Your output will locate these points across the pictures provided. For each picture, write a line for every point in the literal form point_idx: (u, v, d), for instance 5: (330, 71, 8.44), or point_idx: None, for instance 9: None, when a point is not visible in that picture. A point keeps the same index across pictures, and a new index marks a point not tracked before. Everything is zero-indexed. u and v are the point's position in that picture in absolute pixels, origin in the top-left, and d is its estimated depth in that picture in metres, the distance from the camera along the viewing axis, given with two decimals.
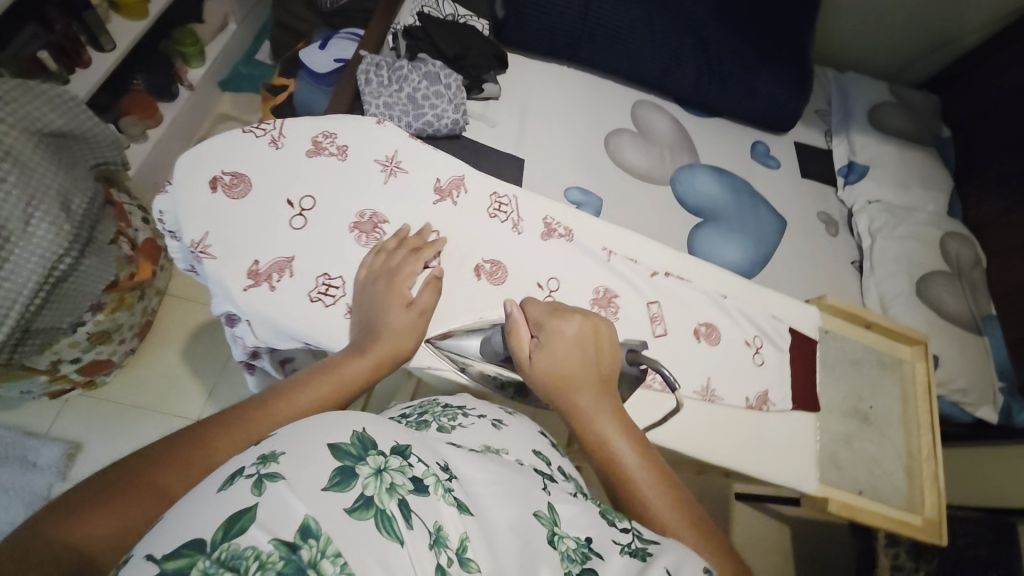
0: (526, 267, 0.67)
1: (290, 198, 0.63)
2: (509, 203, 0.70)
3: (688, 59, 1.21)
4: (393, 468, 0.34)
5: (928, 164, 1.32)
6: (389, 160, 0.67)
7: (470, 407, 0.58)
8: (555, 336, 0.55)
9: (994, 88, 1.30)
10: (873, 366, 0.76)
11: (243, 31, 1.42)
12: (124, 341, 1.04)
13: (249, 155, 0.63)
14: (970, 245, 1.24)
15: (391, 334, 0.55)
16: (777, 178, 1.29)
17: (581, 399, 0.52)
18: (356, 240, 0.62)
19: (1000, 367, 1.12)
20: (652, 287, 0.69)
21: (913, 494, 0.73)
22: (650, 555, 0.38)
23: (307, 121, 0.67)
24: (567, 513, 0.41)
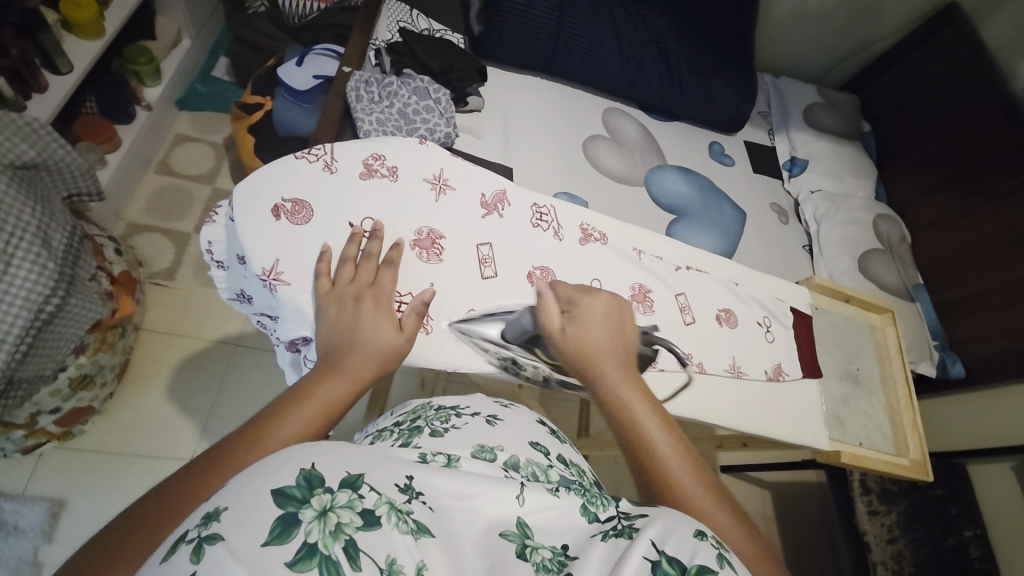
0: (572, 270, 0.71)
1: (351, 220, 0.62)
2: (549, 213, 0.74)
3: (651, 68, 1.30)
4: (340, 506, 0.34)
5: (857, 156, 1.50)
6: (436, 178, 0.68)
7: (463, 408, 0.64)
8: (588, 310, 0.60)
9: (907, 86, 1.50)
10: (854, 334, 0.87)
11: (197, 47, 1.35)
12: (105, 384, 0.98)
13: (305, 180, 0.63)
14: (896, 224, 1.42)
15: (372, 351, 0.51)
16: (734, 175, 1.42)
17: (606, 370, 0.55)
18: (419, 257, 0.64)
19: (931, 327, 1.30)
20: (678, 280, 0.76)
21: (900, 440, 0.84)
22: (637, 529, 0.39)
23: (356, 142, 0.66)
24: (540, 520, 0.43)
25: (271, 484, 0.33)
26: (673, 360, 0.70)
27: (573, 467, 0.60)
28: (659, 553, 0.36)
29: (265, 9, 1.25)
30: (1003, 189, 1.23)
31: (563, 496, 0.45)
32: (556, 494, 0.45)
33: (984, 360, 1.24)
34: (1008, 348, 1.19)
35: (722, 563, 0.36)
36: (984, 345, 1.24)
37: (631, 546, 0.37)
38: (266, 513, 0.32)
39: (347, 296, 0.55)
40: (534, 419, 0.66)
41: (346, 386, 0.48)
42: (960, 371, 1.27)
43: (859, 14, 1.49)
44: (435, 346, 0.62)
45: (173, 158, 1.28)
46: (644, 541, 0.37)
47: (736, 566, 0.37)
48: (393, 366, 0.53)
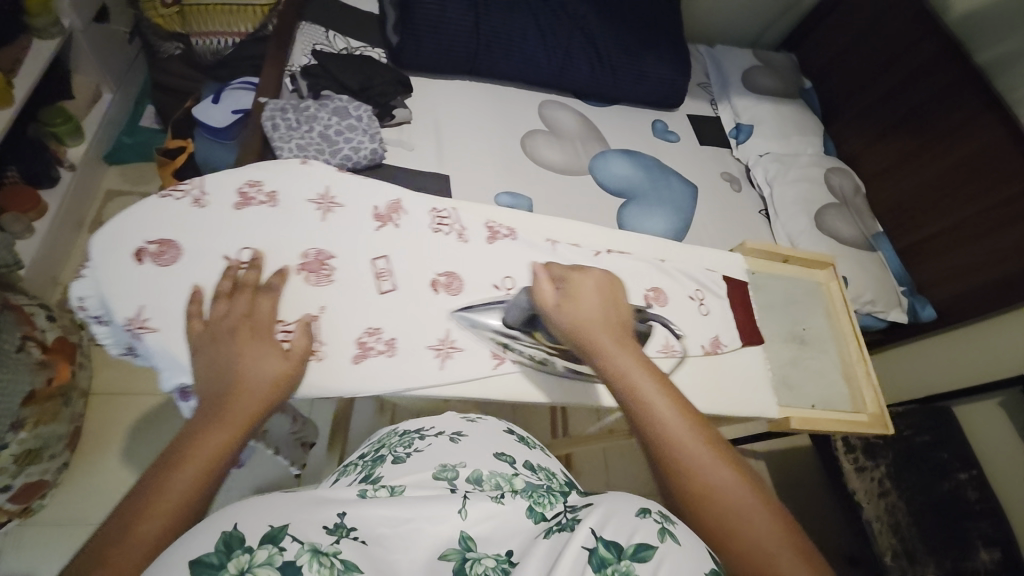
0: (477, 272, 0.70)
1: (227, 253, 0.61)
2: (449, 216, 0.72)
3: (580, 55, 1.29)
4: (258, 563, 0.34)
5: (800, 114, 1.50)
6: (322, 197, 0.67)
7: (427, 428, 0.65)
8: (581, 288, 0.60)
9: (839, 38, 1.51)
10: (800, 295, 0.86)
11: (119, 100, 1.32)
12: (56, 455, 0.92)
13: (175, 220, 0.61)
14: (848, 176, 1.41)
15: (257, 382, 0.50)
16: (680, 151, 1.41)
17: (603, 341, 0.55)
18: (306, 281, 0.63)
19: (898, 275, 1.29)
20: (598, 265, 0.74)
21: (856, 395, 0.82)
22: (578, 521, 0.40)
23: (229, 173, 0.65)
24: (484, 530, 0.42)
25: (187, 555, 0.34)
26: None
27: (543, 470, 0.60)
28: (597, 540, 0.37)
29: (180, 51, 1.21)
30: (948, 125, 1.22)
31: (507, 503, 0.45)
32: (500, 501, 0.45)
33: (954, 300, 1.23)
34: (975, 284, 1.18)
35: (662, 537, 0.37)
36: (952, 284, 1.23)
37: (571, 539, 0.38)
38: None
39: (222, 330, 0.53)
40: (501, 430, 0.67)
41: (230, 432, 0.45)
42: (930, 314, 1.25)
43: None
44: (330, 368, 0.61)
45: (107, 216, 1.25)
46: (583, 531, 0.38)
47: (680, 536, 0.38)
48: (279, 399, 0.51)
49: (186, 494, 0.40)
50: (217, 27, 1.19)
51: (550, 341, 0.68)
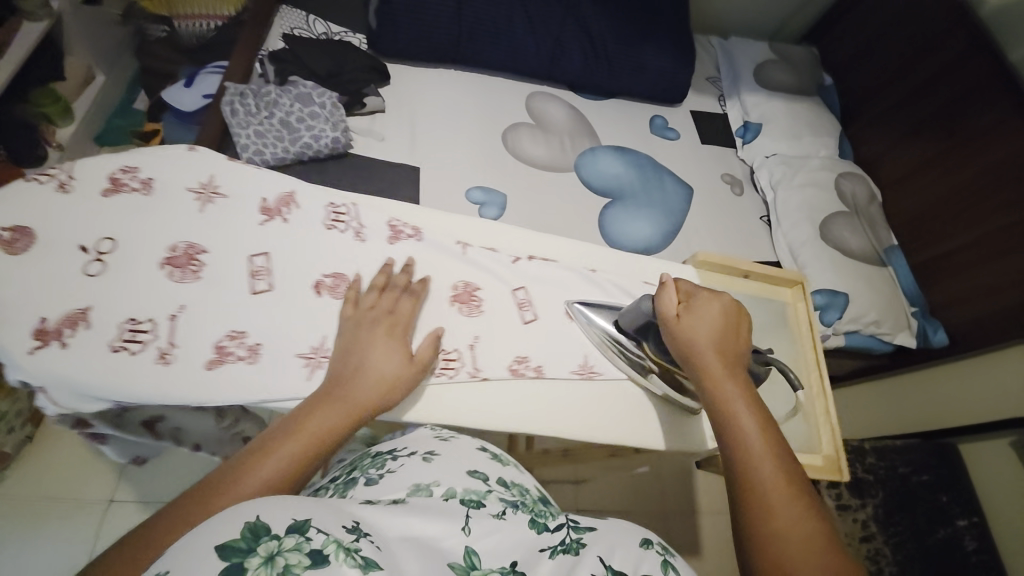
0: (372, 274, 0.64)
1: (84, 243, 0.56)
2: (347, 212, 0.67)
3: (571, 44, 1.22)
4: (288, 549, 0.31)
5: (815, 113, 1.38)
6: (204, 187, 0.63)
7: (400, 449, 0.55)
8: (705, 308, 0.59)
9: (865, 31, 1.38)
10: (758, 313, 0.75)
11: (112, 82, 1.34)
12: (13, 430, 0.96)
13: (33, 204, 0.56)
14: (863, 182, 1.29)
15: (377, 387, 0.54)
16: (679, 149, 1.31)
17: (711, 366, 0.56)
18: (169, 277, 0.57)
19: (910, 294, 1.17)
20: (515, 273, 0.70)
21: (811, 435, 0.71)
22: (584, 544, 0.41)
23: (103, 157, 0.61)
24: (488, 543, 0.40)
25: (214, 541, 0.31)
26: (500, 365, 0.64)
27: (516, 487, 0.52)
28: (606, 568, 0.39)
29: (165, 34, 1.23)
30: (976, 129, 1.10)
31: (509, 517, 0.44)
32: (502, 517, 0.44)
33: (972, 324, 1.11)
34: (996, 307, 1.06)
35: (665, 568, 0.40)
36: (969, 306, 1.11)
37: (580, 562, 0.39)
38: (207, 569, 0.30)
39: (364, 322, 0.59)
40: (473, 446, 0.57)
41: (339, 425, 0.51)
42: (942, 340, 1.13)
43: None
44: (180, 377, 0.54)
45: None
46: (591, 558, 0.39)
47: (679, 567, 0.41)
48: (395, 396, 0.55)
49: (287, 482, 0.45)
50: (199, 9, 1.18)
51: (445, 355, 0.63)
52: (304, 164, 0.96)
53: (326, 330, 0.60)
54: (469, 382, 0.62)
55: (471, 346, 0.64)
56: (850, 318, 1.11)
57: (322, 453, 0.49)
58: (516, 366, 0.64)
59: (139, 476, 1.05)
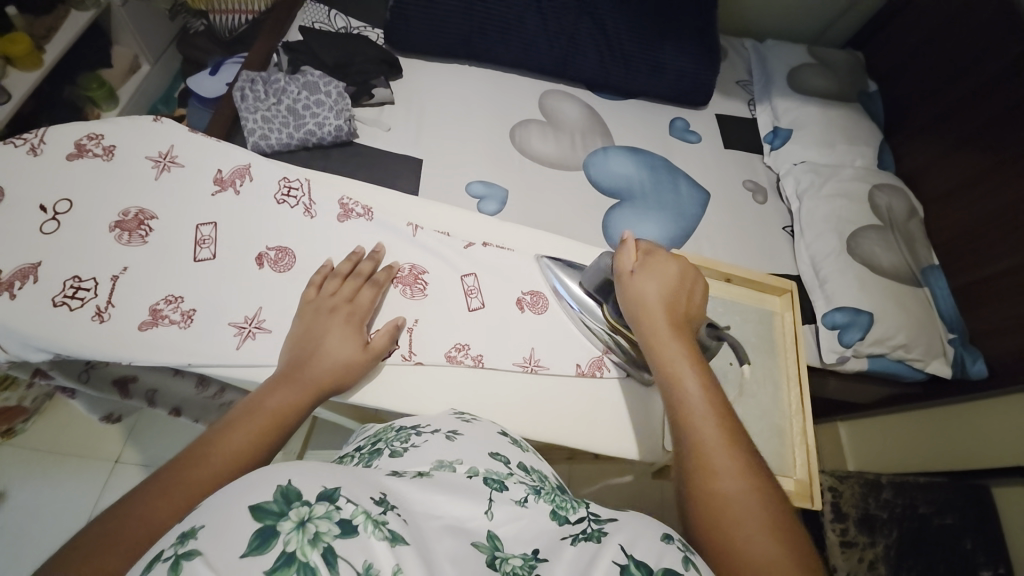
0: (315, 250, 0.64)
1: (44, 203, 0.59)
2: (300, 187, 0.67)
3: (587, 42, 1.19)
4: (318, 516, 0.32)
5: (853, 120, 1.27)
6: (163, 156, 0.65)
7: (422, 424, 0.53)
8: (660, 267, 0.59)
9: (915, 34, 1.27)
10: (732, 319, 0.70)
11: (157, 72, 1.43)
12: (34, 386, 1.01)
13: (6, 165, 0.60)
14: (901, 195, 1.18)
15: (333, 364, 0.55)
16: (699, 153, 1.24)
17: (660, 330, 0.55)
18: (118, 239, 0.59)
19: (948, 318, 1.06)
20: (466, 259, 0.68)
21: (781, 453, 0.64)
22: (605, 534, 0.39)
23: (73, 125, 0.64)
24: (511, 530, 0.39)
25: (246, 501, 0.32)
26: (437, 351, 0.62)
27: (535, 473, 0.48)
28: (627, 558, 0.36)
29: (204, 28, 1.31)
30: None
31: (531, 505, 0.42)
32: (524, 503, 0.42)
33: (1013, 357, 0.99)
34: None
35: (686, 565, 0.36)
36: (1009, 337, 1.00)
37: (600, 552, 0.37)
38: (240, 530, 0.30)
39: (324, 307, 0.58)
40: (494, 429, 0.53)
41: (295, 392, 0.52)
42: (982, 371, 1.02)
43: None
44: (110, 336, 0.55)
45: None
46: (612, 547, 0.37)
47: (700, 567, 0.37)
48: (353, 378, 0.56)
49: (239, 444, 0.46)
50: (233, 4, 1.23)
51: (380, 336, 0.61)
52: (309, 150, 0.99)
53: (264, 302, 0.60)
54: (401, 365, 0.61)
55: (409, 329, 0.63)
56: (873, 340, 1.01)
57: (288, 422, 0.50)
58: (454, 354, 0.62)
59: (141, 439, 1.11)
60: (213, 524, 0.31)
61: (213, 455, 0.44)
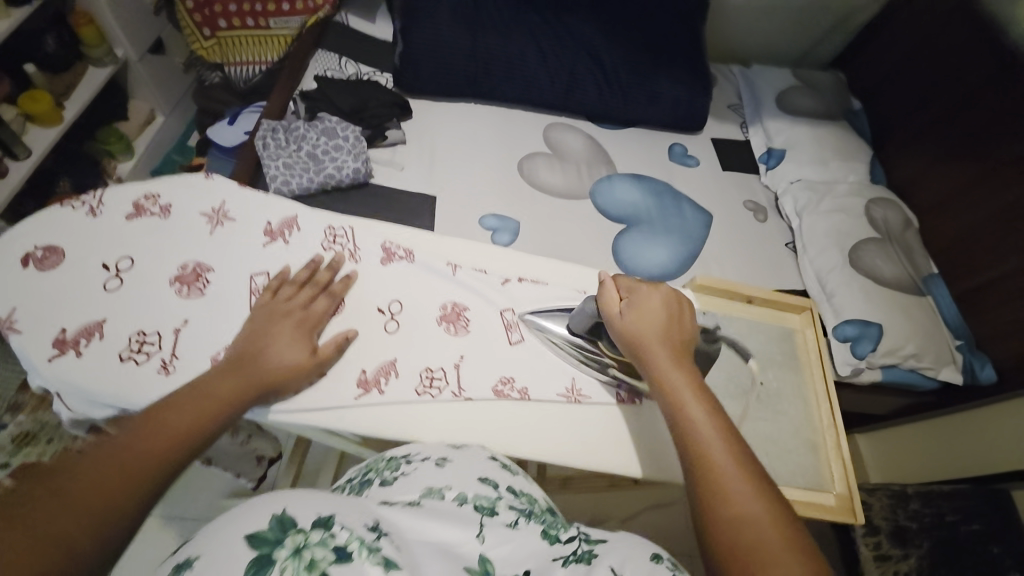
0: (360, 293, 0.66)
1: (106, 262, 0.62)
2: (345, 235, 0.70)
3: (586, 77, 1.25)
4: (313, 543, 0.36)
5: (844, 137, 1.32)
6: (215, 211, 0.68)
7: (414, 453, 0.54)
8: (646, 296, 0.61)
9: (894, 56, 1.34)
10: (760, 339, 0.72)
11: (171, 122, 1.48)
12: (56, 441, 0.95)
13: (67, 227, 0.63)
14: (896, 208, 1.22)
15: (280, 369, 0.55)
16: (699, 177, 1.29)
17: (658, 353, 0.57)
18: (177, 293, 0.61)
19: (953, 326, 1.09)
20: (504, 294, 0.70)
21: (819, 469, 0.65)
22: (596, 555, 0.43)
23: (130, 186, 0.67)
24: (501, 552, 0.42)
25: (246, 530, 0.36)
26: (484, 386, 0.63)
27: (525, 496, 0.50)
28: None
29: (219, 79, 1.37)
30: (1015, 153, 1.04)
31: (522, 527, 0.45)
32: (516, 526, 0.45)
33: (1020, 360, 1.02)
34: None
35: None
36: (1015, 341, 1.03)
37: (592, 571, 0.41)
38: (241, 557, 0.34)
39: (279, 312, 0.59)
40: (483, 455, 0.55)
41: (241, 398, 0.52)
42: (992, 376, 1.05)
43: None
44: (175, 389, 0.56)
45: None
46: (602, 568, 0.41)
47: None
48: (294, 387, 0.56)
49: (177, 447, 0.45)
50: (249, 56, 1.30)
51: (430, 373, 0.63)
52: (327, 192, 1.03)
53: None
54: (452, 401, 0.62)
55: (455, 365, 0.64)
56: (885, 352, 1.03)
57: (219, 418, 0.50)
58: (500, 388, 0.64)
59: None
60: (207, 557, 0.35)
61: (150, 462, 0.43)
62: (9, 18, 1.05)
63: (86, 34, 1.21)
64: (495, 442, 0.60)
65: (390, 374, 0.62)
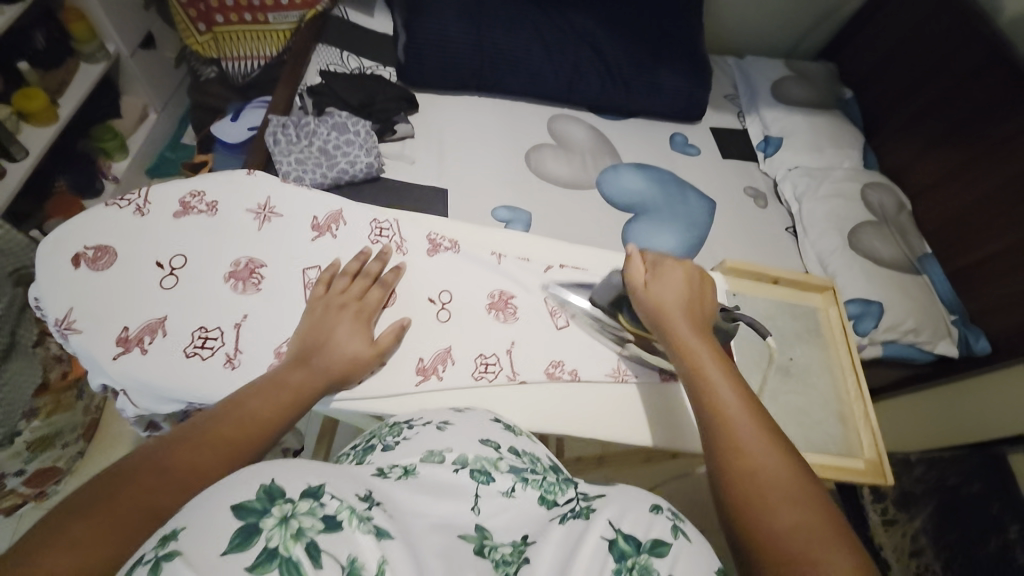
0: (412, 284, 0.67)
1: (160, 259, 0.61)
2: (390, 228, 0.70)
3: (589, 67, 1.26)
4: (301, 512, 0.34)
5: (838, 124, 1.37)
6: (262, 207, 0.67)
7: (415, 417, 0.54)
8: (670, 271, 0.62)
9: (883, 43, 1.39)
10: (787, 318, 0.76)
11: (164, 119, 1.45)
12: (69, 444, 1.01)
13: (114, 226, 0.62)
14: (889, 192, 1.27)
15: (343, 359, 0.56)
16: (700, 164, 1.30)
17: (678, 325, 0.58)
18: (233, 289, 0.61)
19: (947, 303, 1.15)
20: (546, 281, 0.71)
21: (849, 438, 0.71)
22: (594, 509, 0.43)
23: (174, 184, 0.66)
24: (500, 522, 0.43)
25: (229, 501, 0.33)
26: (537, 370, 0.65)
27: (527, 456, 0.50)
28: (615, 532, 0.40)
29: (215, 74, 1.34)
30: (1003, 134, 1.10)
31: (519, 495, 0.45)
32: (511, 494, 0.45)
33: (1011, 332, 1.08)
34: None
35: (675, 533, 0.41)
36: (1006, 313, 1.09)
37: (589, 528, 0.41)
38: (223, 527, 0.32)
39: (334, 304, 0.60)
40: (486, 417, 0.55)
41: (308, 385, 0.53)
42: (985, 348, 1.11)
43: None
44: (242, 383, 0.57)
45: None
46: (600, 522, 0.41)
47: (689, 535, 0.41)
48: (357, 375, 0.57)
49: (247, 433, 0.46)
50: (246, 51, 1.27)
51: (484, 359, 0.64)
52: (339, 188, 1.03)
53: None
54: (507, 386, 0.64)
55: (507, 351, 0.65)
56: (887, 327, 1.09)
57: (295, 412, 0.51)
58: (552, 370, 0.65)
59: None
60: (194, 525, 0.32)
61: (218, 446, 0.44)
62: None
63: (77, 29, 1.18)
64: (538, 426, 0.62)
65: (447, 362, 0.63)
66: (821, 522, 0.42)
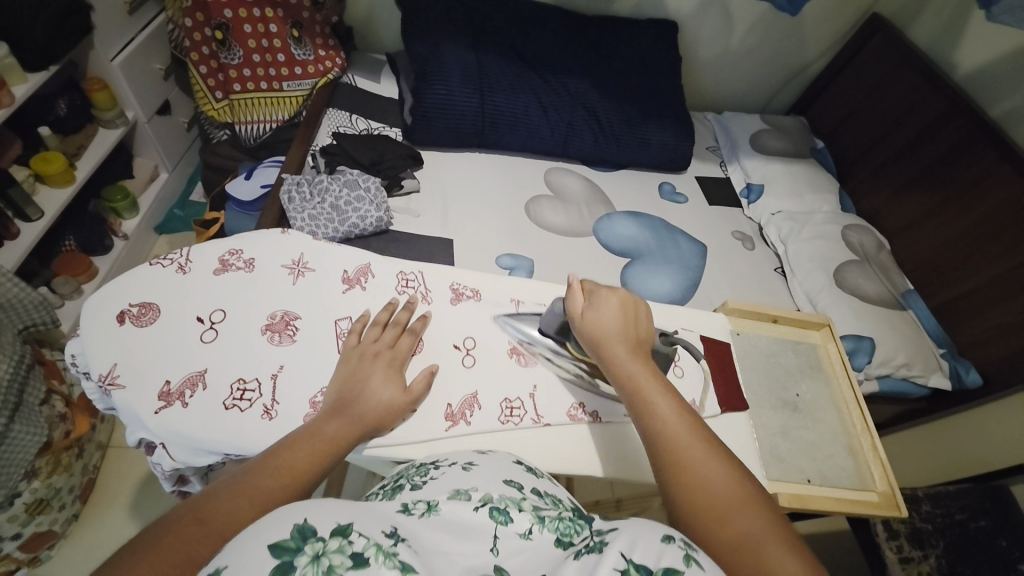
0: (437, 332, 0.69)
1: (200, 315, 0.64)
2: (416, 279, 0.73)
3: (582, 125, 1.35)
4: (331, 550, 0.33)
5: (814, 171, 1.46)
6: (296, 263, 0.70)
7: (443, 459, 0.54)
8: (605, 302, 0.62)
9: (850, 98, 1.52)
10: (789, 355, 0.80)
11: (174, 178, 1.52)
12: (65, 506, 1.02)
13: (157, 285, 0.65)
14: (869, 233, 1.35)
15: (375, 406, 0.58)
16: (690, 210, 1.38)
17: (615, 351, 0.59)
18: (270, 341, 0.64)
19: (935, 336, 1.20)
20: None
21: (862, 473, 0.73)
22: (607, 543, 0.40)
23: (211, 243, 0.69)
24: (516, 563, 0.40)
25: (268, 541, 0.33)
26: (560, 412, 0.67)
27: (551, 497, 0.49)
28: (626, 562, 0.37)
29: (226, 136, 1.41)
30: (970, 177, 1.19)
31: (536, 537, 0.43)
32: (529, 536, 0.43)
33: (999, 363, 1.13)
34: (1020, 345, 1.09)
35: (687, 562, 0.37)
36: (993, 345, 1.14)
37: (601, 560, 0.38)
38: (259, 566, 0.32)
39: (368, 352, 0.62)
40: (508, 459, 0.55)
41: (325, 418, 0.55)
42: (977, 379, 1.15)
43: (785, 43, 1.55)
44: (280, 434, 0.58)
45: None
46: (612, 553, 0.38)
47: (703, 563, 0.38)
48: (390, 423, 0.59)
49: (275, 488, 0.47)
50: (260, 116, 1.35)
51: (509, 404, 0.66)
52: (349, 241, 1.07)
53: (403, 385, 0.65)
54: (533, 428, 0.65)
55: (530, 395, 0.67)
56: (879, 362, 1.13)
57: (333, 456, 0.52)
58: (574, 413, 0.67)
59: None
60: (235, 563, 0.33)
61: (227, 495, 0.45)
62: (26, 82, 1.05)
63: (100, 98, 1.24)
64: (555, 468, 0.64)
65: (474, 406, 0.65)
66: (771, 533, 0.46)
